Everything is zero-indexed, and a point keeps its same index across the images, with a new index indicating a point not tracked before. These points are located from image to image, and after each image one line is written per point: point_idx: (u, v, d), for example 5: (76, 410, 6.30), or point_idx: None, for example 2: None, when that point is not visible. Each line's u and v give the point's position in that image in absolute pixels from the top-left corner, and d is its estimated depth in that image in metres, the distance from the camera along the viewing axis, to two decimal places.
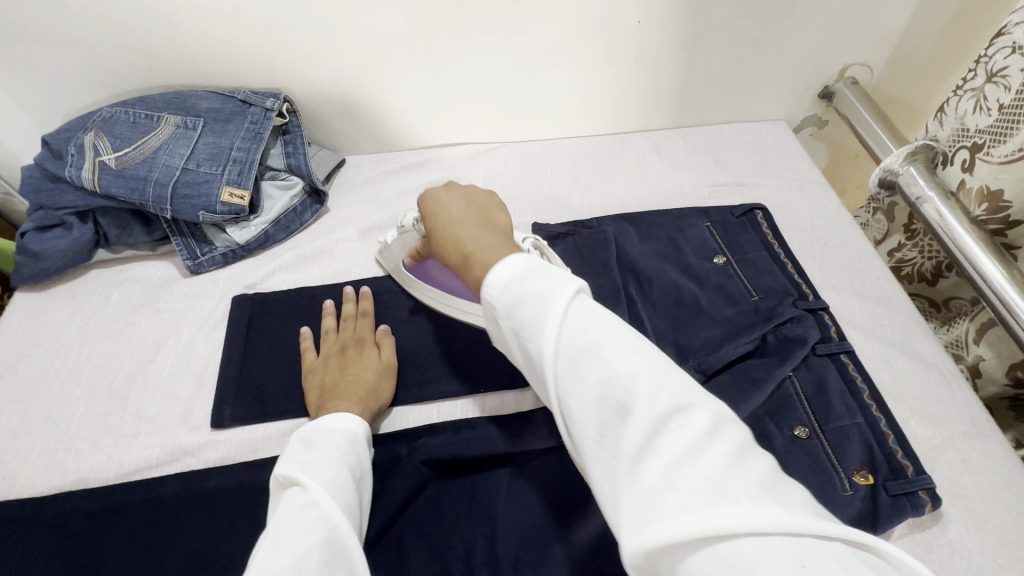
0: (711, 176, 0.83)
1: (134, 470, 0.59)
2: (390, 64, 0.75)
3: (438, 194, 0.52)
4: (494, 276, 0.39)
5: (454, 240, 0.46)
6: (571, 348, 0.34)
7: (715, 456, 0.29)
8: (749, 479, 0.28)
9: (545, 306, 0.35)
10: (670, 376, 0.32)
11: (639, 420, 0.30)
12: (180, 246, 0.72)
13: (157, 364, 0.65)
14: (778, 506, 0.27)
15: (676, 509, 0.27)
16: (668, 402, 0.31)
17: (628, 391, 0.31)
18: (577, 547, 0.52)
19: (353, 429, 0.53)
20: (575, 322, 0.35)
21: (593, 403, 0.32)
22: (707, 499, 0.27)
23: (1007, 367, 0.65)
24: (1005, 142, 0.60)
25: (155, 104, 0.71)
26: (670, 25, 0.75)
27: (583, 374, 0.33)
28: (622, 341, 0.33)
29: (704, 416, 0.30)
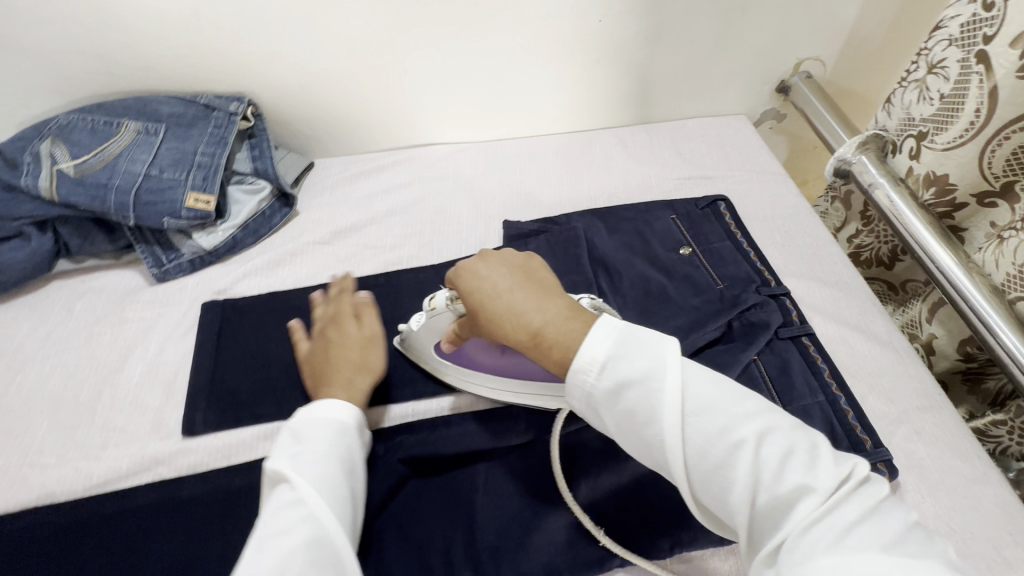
0: (676, 170, 0.85)
1: (102, 483, 0.57)
2: (355, 66, 0.75)
3: (475, 265, 0.49)
4: (584, 361, 0.42)
5: (513, 318, 0.46)
6: (704, 430, 0.40)
7: (851, 519, 0.35)
8: (883, 537, 0.34)
9: (657, 392, 0.40)
10: (815, 451, 0.38)
11: (793, 491, 0.36)
12: (145, 254, 0.71)
13: (125, 374, 0.64)
14: (912, 559, 0.33)
15: (820, 561, 0.34)
16: (817, 478, 0.37)
17: (779, 468, 0.37)
18: (555, 534, 0.53)
19: (342, 415, 0.53)
20: (699, 404, 0.40)
21: (742, 479, 0.38)
22: (854, 554, 0.33)
23: (958, 342, 0.68)
24: (948, 129, 0.62)
25: (114, 110, 0.70)
26: (629, 23, 0.77)
27: (725, 451, 0.39)
28: (758, 421, 0.40)
29: (849, 484, 0.37)
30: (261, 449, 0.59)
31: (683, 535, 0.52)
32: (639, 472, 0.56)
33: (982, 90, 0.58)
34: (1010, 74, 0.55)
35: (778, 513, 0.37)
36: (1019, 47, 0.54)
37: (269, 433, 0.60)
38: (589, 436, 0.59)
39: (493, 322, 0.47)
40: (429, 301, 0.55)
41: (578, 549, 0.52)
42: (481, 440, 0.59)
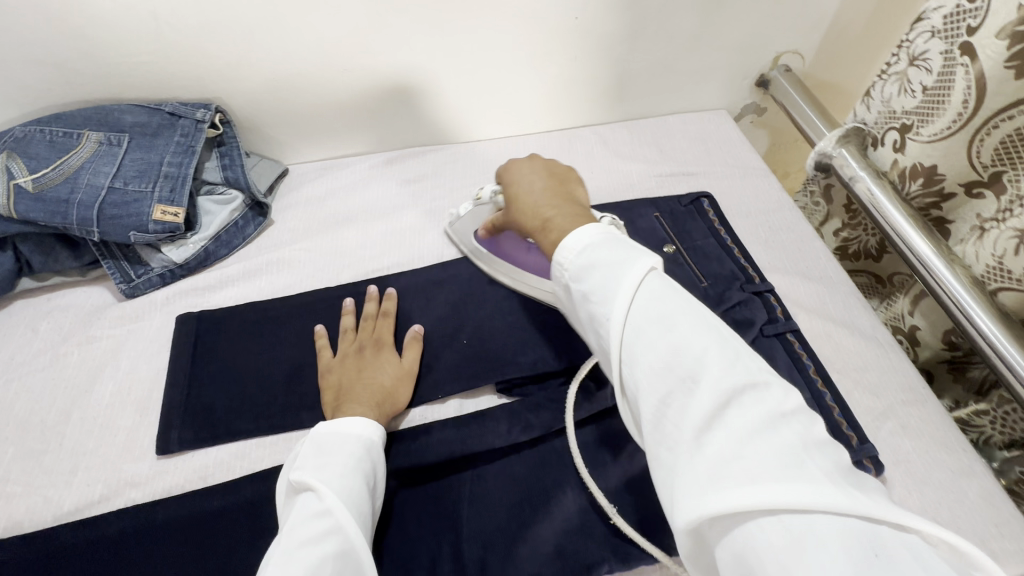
0: (658, 167, 0.84)
1: (72, 510, 0.55)
2: (327, 69, 0.73)
3: (521, 164, 0.55)
4: (569, 243, 0.43)
5: (534, 205, 0.50)
6: (645, 316, 0.37)
7: (767, 428, 0.31)
8: (796, 447, 0.30)
9: (620, 274, 0.39)
10: (740, 360, 0.35)
11: (707, 394, 0.32)
12: (112, 269, 0.68)
13: (94, 395, 0.61)
14: (842, 485, 0.29)
15: (719, 463, 0.30)
16: (732, 375, 0.33)
17: (696, 359, 0.34)
18: (543, 544, 0.52)
19: (368, 431, 0.52)
20: (654, 296, 0.38)
21: (658, 365, 0.35)
22: (753, 460, 0.30)
23: (941, 334, 0.69)
24: (934, 121, 0.62)
25: (74, 120, 0.67)
26: (606, 20, 0.75)
27: (652, 337, 0.36)
28: (692, 318, 0.36)
29: (769, 394, 0.33)
30: (238, 467, 0.57)
31: (671, 540, 0.51)
32: (626, 477, 0.55)
33: (968, 79, 0.57)
34: (997, 64, 0.54)
35: (687, 413, 0.33)
36: (1005, 36, 0.53)
37: (246, 451, 0.58)
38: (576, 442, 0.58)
39: (518, 212, 0.52)
40: (479, 194, 0.67)
41: (566, 559, 0.51)
42: (464, 445, 0.57)
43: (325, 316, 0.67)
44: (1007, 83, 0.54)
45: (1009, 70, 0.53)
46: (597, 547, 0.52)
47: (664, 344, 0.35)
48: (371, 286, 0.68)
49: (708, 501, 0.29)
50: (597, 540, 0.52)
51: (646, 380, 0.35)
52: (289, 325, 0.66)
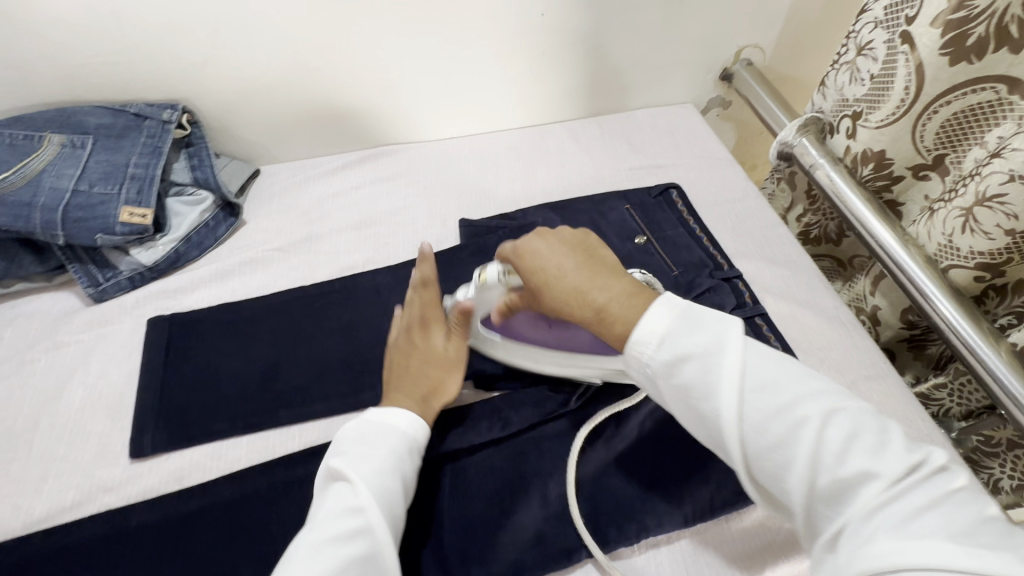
0: (628, 161, 0.86)
1: (43, 517, 0.54)
2: (294, 69, 0.73)
3: (534, 244, 0.50)
4: (644, 332, 0.42)
5: (574, 293, 0.46)
6: (765, 405, 0.38)
7: (926, 509, 0.33)
8: (959, 524, 0.32)
9: (719, 365, 0.40)
10: (886, 437, 0.36)
11: (854, 479, 0.35)
12: (78, 273, 0.67)
13: (63, 401, 0.60)
14: (984, 551, 0.31)
15: (883, 547, 0.32)
16: (886, 462, 0.35)
17: (843, 448, 0.36)
18: (524, 531, 0.53)
19: (414, 427, 0.51)
20: (761, 380, 0.39)
21: (801, 457, 0.36)
22: (922, 541, 0.32)
23: (900, 311, 0.71)
24: (881, 108, 0.64)
25: (34, 122, 0.66)
26: (571, 16, 0.77)
27: (785, 428, 0.37)
28: (822, 400, 0.38)
29: (921, 474, 0.35)
30: (215, 468, 0.57)
31: (648, 521, 0.53)
32: (604, 462, 0.56)
33: (909, 67, 0.60)
34: (932, 52, 0.57)
35: (842, 501, 0.35)
36: (939, 26, 0.56)
37: (223, 451, 0.58)
38: (554, 430, 0.58)
39: (552, 298, 0.48)
40: (480, 274, 0.54)
41: (548, 545, 0.52)
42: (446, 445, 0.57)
43: (301, 315, 0.67)
44: (943, 70, 0.57)
45: (944, 58, 0.56)
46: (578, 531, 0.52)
47: (803, 431, 0.37)
48: (420, 244, 0.58)
49: (854, 562, 0.33)
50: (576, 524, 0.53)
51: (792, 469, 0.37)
52: (266, 325, 0.66)
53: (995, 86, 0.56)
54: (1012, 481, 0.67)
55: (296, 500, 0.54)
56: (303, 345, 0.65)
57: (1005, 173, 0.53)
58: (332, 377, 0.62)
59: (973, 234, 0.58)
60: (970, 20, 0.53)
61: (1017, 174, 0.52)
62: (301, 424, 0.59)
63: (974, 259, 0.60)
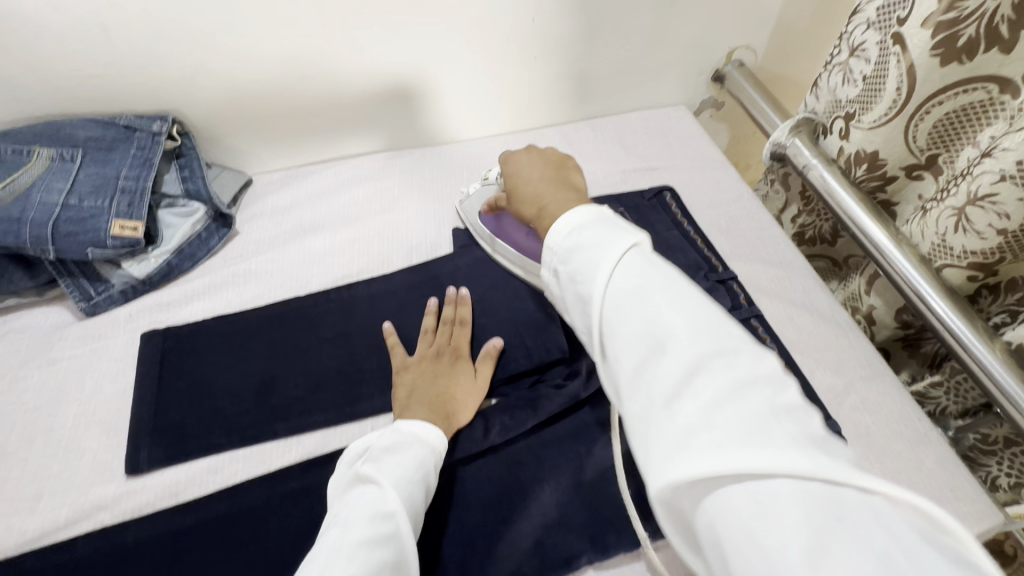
0: (622, 164, 0.86)
1: (37, 536, 0.53)
2: (285, 78, 0.73)
3: (518, 156, 0.54)
4: (559, 226, 0.41)
5: (533, 191, 0.49)
6: (624, 293, 0.35)
7: (748, 402, 0.28)
8: (780, 424, 0.28)
9: (604, 255, 0.36)
10: (717, 330, 0.32)
11: (688, 373, 0.30)
12: (70, 288, 0.66)
13: (57, 417, 0.59)
14: (817, 453, 0.27)
15: (687, 441, 0.28)
16: (704, 347, 0.31)
17: (676, 334, 0.32)
18: (523, 539, 0.52)
19: (440, 447, 0.52)
20: (631, 270, 0.35)
21: (638, 344, 0.33)
22: (729, 439, 0.27)
23: (895, 311, 0.71)
24: (873, 108, 0.64)
25: (23, 136, 0.65)
26: (562, 20, 0.77)
27: (632, 316, 0.34)
28: (672, 290, 0.34)
29: (754, 366, 0.30)
30: (210, 482, 0.56)
31: (646, 527, 0.52)
32: (601, 469, 0.56)
33: (900, 68, 0.59)
34: (923, 53, 0.56)
35: (661, 388, 0.31)
36: (929, 27, 0.55)
37: (220, 464, 0.57)
38: (550, 437, 0.58)
39: (516, 198, 0.52)
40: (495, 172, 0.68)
41: (547, 553, 0.51)
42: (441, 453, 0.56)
43: (295, 326, 0.66)
44: (935, 71, 0.57)
45: (935, 59, 0.56)
46: (576, 539, 0.52)
47: (649, 323, 0.33)
48: (449, 286, 0.67)
49: (681, 466, 0.28)
50: (575, 531, 0.52)
51: (630, 358, 0.33)
52: (261, 336, 0.66)
53: (985, 86, 0.56)
54: (1010, 479, 0.67)
55: (293, 513, 0.54)
56: (297, 357, 0.64)
57: (996, 173, 0.53)
58: (328, 387, 0.62)
59: (966, 234, 0.58)
60: (960, 21, 0.53)
61: (1008, 174, 0.52)
62: (298, 435, 0.59)
63: (967, 259, 0.60)
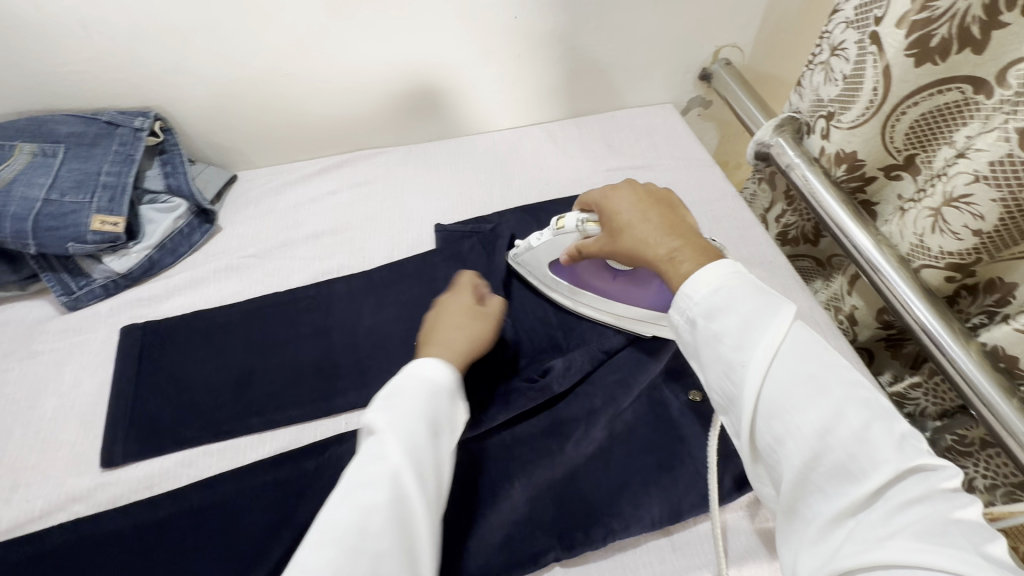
0: (606, 162, 0.86)
1: (13, 526, 0.54)
2: (267, 75, 0.73)
3: (622, 192, 0.54)
4: (704, 279, 0.43)
5: (653, 234, 0.49)
6: (790, 374, 0.38)
7: (927, 512, 0.33)
8: (954, 531, 0.32)
9: (768, 324, 0.40)
10: (904, 438, 0.35)
11: (866, 468, 0.34)
12: (51, 282, 0.67)
13: (36, 411, 0.60)
14: (982, 562, 0.30)
15: (863, 545, 0.33)
16: (897, 455, 0.34)
17: (861, 433, 0.35)
18: (492, 535, 0.52)
19: (453, 383, 0.49)
20: (792, 350, 0.39)
21: (811, 433, 0.36)
22: (902, 540, 0.32)
23: (876, 312, 0.71)
24: (851, 109, 0.63)
25: (6, 132, 0.66)
26: (545, 18, 0.77)
27: (801, 402, 0.37)
28: (848, 387, 0.37)
29: (941, 478, 0.34)
30: (185, 475, 0.57)
31: (614, 524, 0.52)
32: (572, 466, 0.55)
33: (876, 69, 0.59)
34: (898, 53, 0.56)
35: (841, 486, 0.34)
36: (904, 27, 0.55)
37: (193, 458, 0.58)
38: (523, 433, 0.58)
39: (627, 237, 0.51)
40: (559, 221, 0.61)
41: (515, 549, 0.51)
42: None
43: (275, 322, 0.67)
44: (910, 72, 0.57)
45: (909, 59, 0.56)
46: (545, 535, 0.52)
47: (820, 406, 0.37)
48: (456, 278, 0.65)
49: (836, 560, 0.33)
50: (544, 529, 0.52)
51: (800, 445, 0.36)
52: (240, 332, 0.66)
53: (961, 87, 0.56)
54: (986, 481, 0.66)
55: (265, 505, 0.54)
56: (276, 352, 0.65)
57: (970, 173, 0.53)
58: (304, 383, 0.62)
59: (943, 234, 0.58)
60: (933, 21, 0.53)
61: (981, 174, 0.52)
62: (273, 430, 0.60)
63: (945, 260, 0.60)
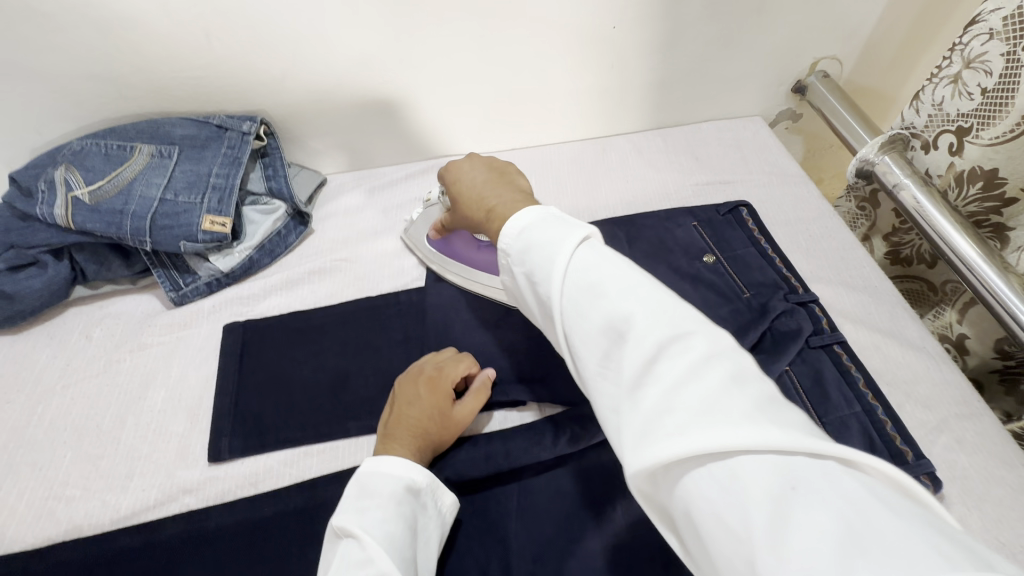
0: (694, 176, 0.84)
1: (129, 514, 0.56)
2: (364, 80, 0.74)
3: (458, 166, 0.55)
4: (509, 228, 0.42)
5: (480, 200, 0.49)
6: (581, 291, 0.36)
7: (715, 382, 0.29)
8: (744, 401, 0.28)
9: (552, 254, 0.38)
10: (677, 317, 0.33)
11: (646, 357, 0.31)
12: (162, 278, 0.69)
13: (147, 402, 0.62)
14: (772, 425, 0.27)
15: (664, 432, 0.29)
16: (668, 335, 0.31)
17: (639, 326, 0.32)
18: (595, 558, 0.51)
19: (426, 483, 0.51)
20: (581, 269, 0.36)
21: (601, 339, 0.34)
22: (702, 418, 0.28)
23: (989, 342, 0.68)
24: (994, 124, 0.59)
25: (128, 134, 0.69)
26: (643, 28, 0.75)
27: (595, 312, 0.34)
28: (628, 285, 0.35)
29: (713, 349, 0.31)
30: (287, 474, 0.58)
31: None
32: None
33: None
34: None
35: (635, 380, 0.31)
36: None
37: (294, 458, 0.59)
38: None
39: (463, 206, 0.52)
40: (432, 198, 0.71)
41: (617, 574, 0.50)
42: (509, 459, 0.56)
43: (366, 326, 0.68)
44: None
45: None
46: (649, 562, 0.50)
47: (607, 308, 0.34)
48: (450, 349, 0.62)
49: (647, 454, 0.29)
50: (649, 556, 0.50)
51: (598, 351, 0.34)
52: (336, 334, 0.67)
53: None
54: None
55: None
56: (370, 356, 0.65)
57: None
58: None
59: None
60: None
61: None
62: (370, 436, 0.60)
63: None
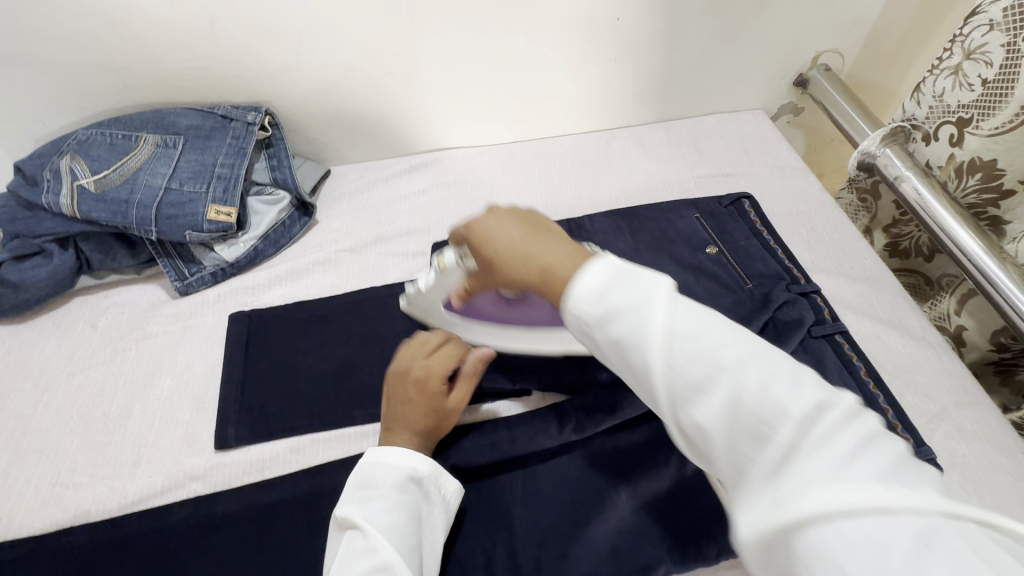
0: (696, 168, 0.84)
1: (136, 500, 0.56)
2: (368, 72, 0.74)
3: (481, 219, 0.46)
4: (580, 288, 0.35)
5: (523, 253, 0.41)
6: (686, 355, 0.31)
7: (847, 444, 0.27)
8: (878, 464, 0.26)
9: (647, 317, 0.32)
10: (794, 375, 0.30)
11: (772, 422, 0.28)
12: (168, 268, 0.70)
13: (153, 390, 0.63)
14: (913, 491, 0.25)
15: (796, 495, 0.26)
16: (800, 399, 0.28)
17: (759, 385, 0.29)
18: (600, 543, 0.51)
19: (427, 470, 0.51)
20: (684, 329, 0.32)
21: (713, 407, 0.30)
22: (841, 483, 0.26)
23: (988, 332, 0.68)
24: (994, 115, 0.60)
25: (133, 124, 0.70)
26: (646, 21, 0.76)
27: (704, 374, 0.31)
28: (737, 346, 0.31)
29: (844, 411, 0.28)
30: (294, 462, 0.58)
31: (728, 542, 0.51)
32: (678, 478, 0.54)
33: None
34: None
35: (756, 448, 0.29)
36: None
37: (300, 446, 0.59)
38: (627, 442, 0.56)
39: (496, 261, 0.44)
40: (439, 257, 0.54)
41: (622, 558, 0.50)
42: (514, 446, 0.57)
43: (371, 316, 0.68)
44: None
45: None
46: (654, 547, 0.51)
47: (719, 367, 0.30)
48: (441, 331, 0.59)
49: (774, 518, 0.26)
50: (654, 540, 0.51)
51: (710, 416, 0.30)
52: (341, 323, 0.67)
53: None
54: None
55: None
56: (375, 344, 0.65)
57: None
58: None
59: None
60: None
61: None
62: (376, 423, 0.60)
63: None
